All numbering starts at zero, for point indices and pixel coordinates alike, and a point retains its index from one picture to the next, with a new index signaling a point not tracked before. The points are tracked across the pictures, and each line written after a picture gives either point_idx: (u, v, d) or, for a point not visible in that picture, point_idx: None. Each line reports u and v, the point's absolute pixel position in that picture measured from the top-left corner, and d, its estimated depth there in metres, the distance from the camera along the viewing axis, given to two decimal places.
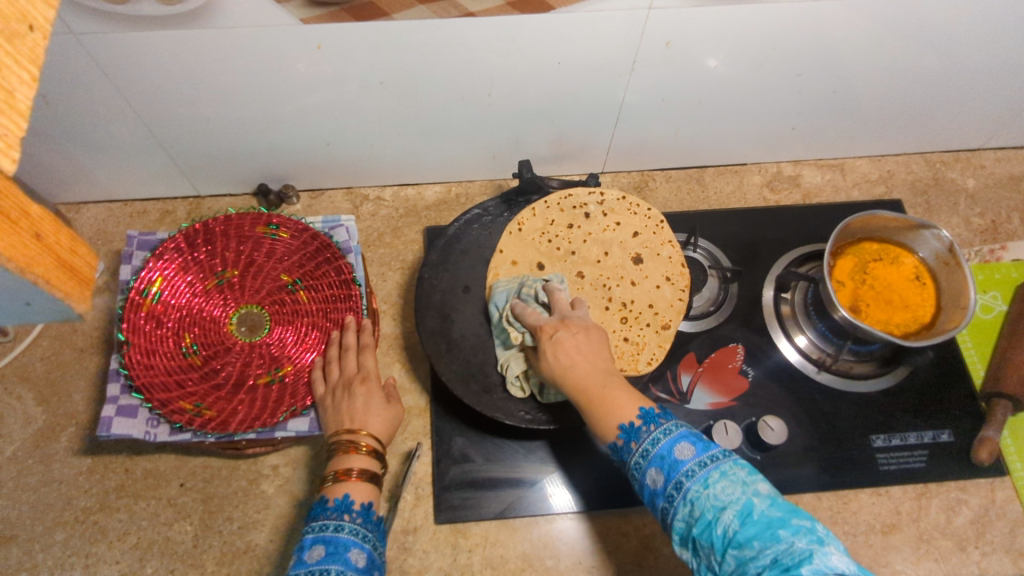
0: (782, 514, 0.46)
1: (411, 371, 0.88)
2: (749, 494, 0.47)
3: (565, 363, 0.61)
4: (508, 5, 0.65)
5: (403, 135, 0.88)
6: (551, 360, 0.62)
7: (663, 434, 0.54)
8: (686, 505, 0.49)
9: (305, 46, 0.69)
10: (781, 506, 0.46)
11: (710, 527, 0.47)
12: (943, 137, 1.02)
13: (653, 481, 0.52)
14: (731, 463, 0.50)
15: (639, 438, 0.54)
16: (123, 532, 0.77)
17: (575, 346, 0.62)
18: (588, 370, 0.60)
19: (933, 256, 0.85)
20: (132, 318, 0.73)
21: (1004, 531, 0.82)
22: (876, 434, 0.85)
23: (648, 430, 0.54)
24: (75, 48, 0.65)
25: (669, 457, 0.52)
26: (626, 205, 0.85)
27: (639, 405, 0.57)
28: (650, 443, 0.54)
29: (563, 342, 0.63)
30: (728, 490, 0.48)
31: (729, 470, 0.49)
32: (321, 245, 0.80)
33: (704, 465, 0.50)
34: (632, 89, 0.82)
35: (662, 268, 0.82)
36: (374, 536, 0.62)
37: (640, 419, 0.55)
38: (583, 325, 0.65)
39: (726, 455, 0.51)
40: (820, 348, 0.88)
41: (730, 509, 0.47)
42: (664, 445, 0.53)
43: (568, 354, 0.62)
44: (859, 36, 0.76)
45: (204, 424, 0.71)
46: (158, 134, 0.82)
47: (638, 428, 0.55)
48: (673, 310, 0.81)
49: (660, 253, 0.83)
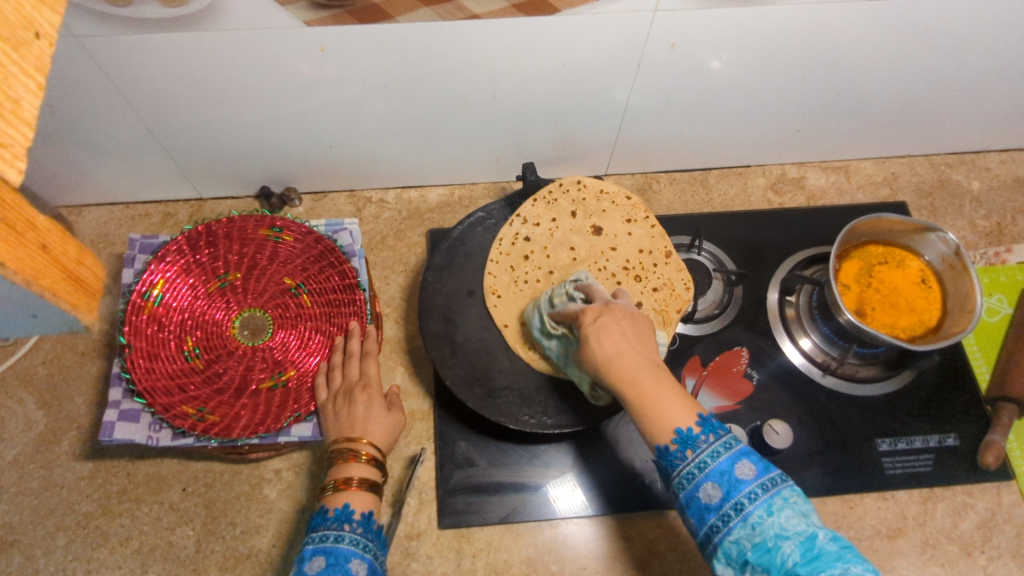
0: (842, 549, 0.46)
1: (414, 375, 0.88)
2: (811, 526, 0.47)
3: (610, 350, 0.58)
4: (513, 7, 0.65)
5: (407, 137, 0.88)
6: (596, 347, 0.59)
7: (723, 449, 0.52)
8: (744, 527, 0.48)
9: (308, 49, 0.68)
10: (838, 539, 0.47)
11: (768, 553, 0.46)
12: (948, 139, 1.02)
13: (707, 496, 0.51)
14: (790, 489, 0.50)
15: (696, 448, 0.52)
16: (125, 537, 0.76)
17: (621, 332, 0.60)
18: (633, 359, 0.57)
19: (940, 259, 0.84)
20: (134, 321, 0.73)
21: (1010, 535, 0.81)
22: (882, 438, 0.85)
23: (707, 441, 0.52)
24: (76, 50, 0.64)
25: (729, 475, 0.51)
26: (563, 196, 0.85)
27: (696, 411, 0.54)
28: (709, 456, 0.52)
29: (606, 327, 0.60)
30: (792, 520, 0.47)
31: (789, 498, 0.49)
32: (325, 249, 0.79)
33: (766, 488, 0.49)
34: (637, 91, 0.82)
35: (618, 215, 0.84)
36: (375, 545, 0.62)
37: (699, 426, 0.53)
38: (628, 312, 0.63)
39: (786, 480, 0.50)
40: (825, 350, 0.87)
41: (793, 538, 0.46)
42: (724, 461, 0.51)
43: (613, 340, 0.59)
44: (866, 38, 0.76)
45: (208, 429, 0.71)
46: (160, 136, 0.82)
47: (696, 437, 0.53)
48: (656, 237, 0.83)
49: (614, 215, 0.84)
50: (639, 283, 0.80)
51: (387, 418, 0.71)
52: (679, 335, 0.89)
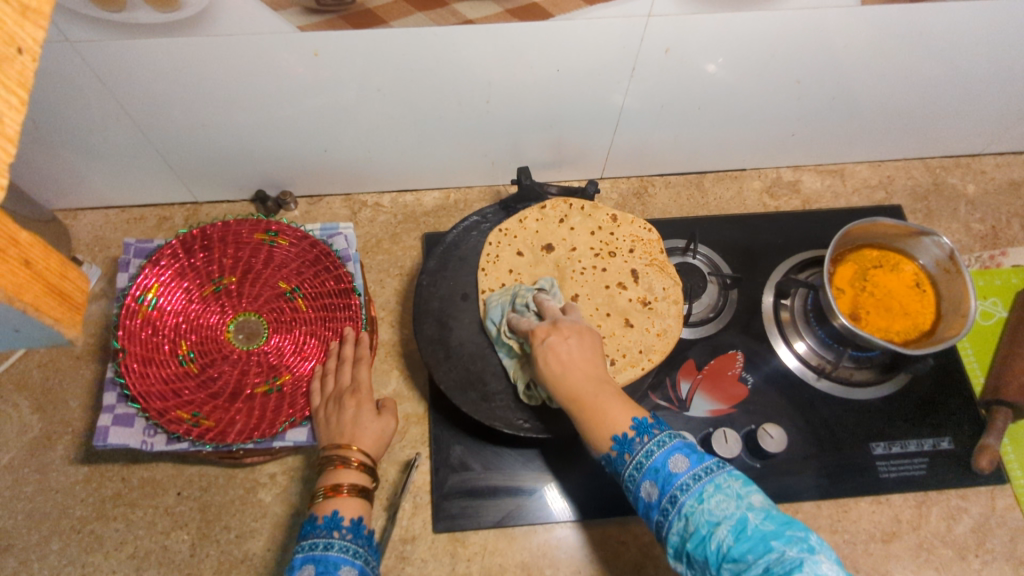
0: (777, 527, 0.45)
1: (409, 379, 0.88)
2: (743, 507, 0.47)
3: (556, 369, 0.60)
4: (507, 12, 0.65)
5: (401, 142, 0.88)
6: (544, 368, 0.60)
7: (657, 446, 0.53)
8: (681, 519, 0.49)
9: (302, 53, 0.68)
10: (774, 517, 0.46)
11: (704, 542, 0.47)
12: (943, 143, 1.02)
13: (648, 494, 0.52)
14: (725, 475, 0.50)
15: (633, 450, 0.54)
16: (120, 542, 0.76)
17: (566, 352, 0.61)
18: (580, 377, 0.59)
19: (935, 263, 0.85)
20: (128, 325, 0.73)
21: (1004, 538, 0.81)
22: (876, 442, 0.85)
23: (642, 441, 0.54)
24: (70, 55, 0.64)
25: (664, 469, 0.52)
26: (500, 237, 0.83)
27: (631, 416, 0.56)
28: (644, 455, 0.53)
29: (555, 346, 0.61)
30: (723, 504, 0.48)
31: (723, 483, 0.49)
32: (321, 253, 0.79)
33: (698, 479, 0.50)
34: (632, 95, 0.82)
35: (551, 223, 0.84)
36: (366, 551, 0.62)
37: (633, 429, 0.55)
38: (576, 328, 0.64)
39: (721, 467, 0.51)
40: (820, 354, 0.87)
41: (725, 523, 0.47)
42: (659, 457, 0.53)
43: (561, 361, 0.60)
44: (861, 42, 0.76)
45: (203, 434, 0.71)
46: (155, 141, 0.82)
47: (631, 440, 0.55)
48: (592, 213, 0.85)
49: (547, 228, 0.84)
50: (632, 278, 0.81)
51: (379, 421, 0.71)
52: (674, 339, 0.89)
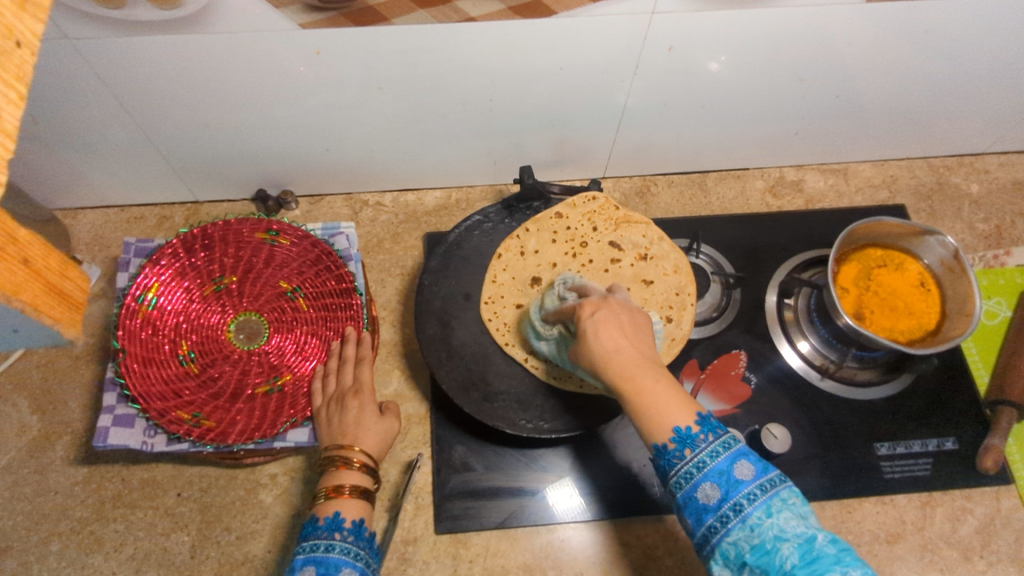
0: (841, 553, 0.46)
1: (411, 379, 0.87)
2: (808, 527, 0.47)
3: (608, 345, 0.58)
4: (509, 9, 0.65)
5: (403, 141, 0.87)
6: (594, 344, 0.59)
7: (722, 449, 0.52)
8: (743, 528, 0.48)
9: (304, 50, 0.68)
10: (836, 541, 0.46)
11: (767, 555, 0.46)
12: (946, 142, 1.01)
13: (705, 496, 0.51)
14: (789, 491, 0.50)
15: (695, 447, 0.52)
16: (120, 543, 0.76)
17: (617, 328, 0.60)
18: (633, 358, 0.57)
19: (939, 262, 0.84)
20: (128, 325, 0.72)
21: (1009, 540, 0.81)
22: (880, 442, 0.85)
23: (706, 441, 0.53)
24: (69, 52, 0.64)
25: (728, 475, 0.51)
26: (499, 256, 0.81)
27: (695, 411, 0.55)
28: (707, 456, 0.52)
29: (605, 323, 0.60)
30: (791, 521, 0.47)
31: (789, 499, 0.49)
32: (322, 252, 0.79)
33: (766, 490, 0.49)
34: (635, 93, 0.81)
35: (546, 233, 0.82)
36: (367, 553, 0.61)
37: (698, 426, 0.53)
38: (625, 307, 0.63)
39: (784, 480, 0.51)
40: (823, 354, 0.87)
41: (791, 540, 0.46)
42: (723, 461, 0.51)
43: (610, 338, 0.59)
44: (865, 41, 0.76)
45: (203, 435, 0.70)
46: (155, 139, 0.81)
47: (694, 436, 0.53)
48: (585, 213, 0.83)
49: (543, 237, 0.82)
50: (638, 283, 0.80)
51: (381, 421, 0.71)
52: None
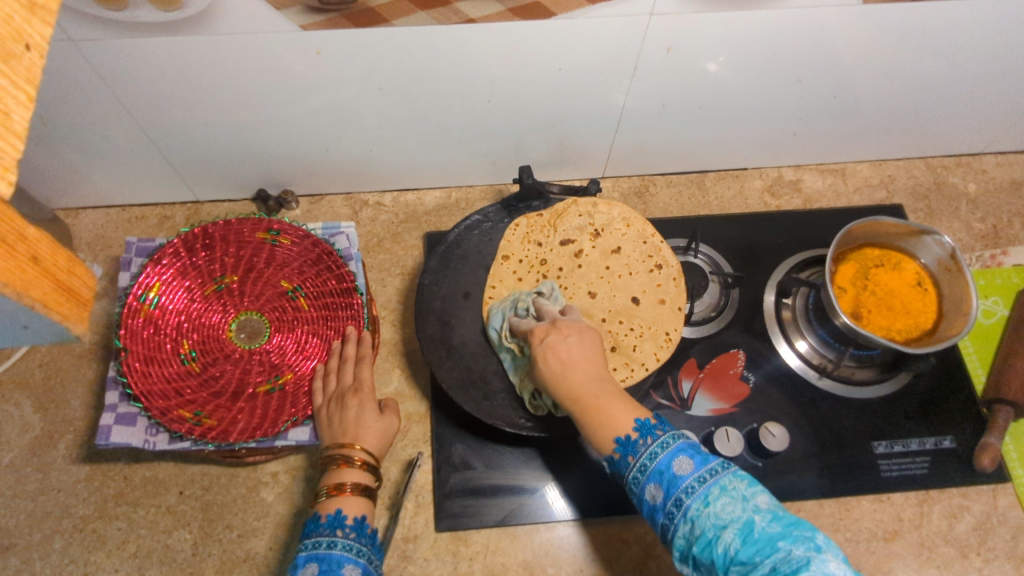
0: (783, 530, 0.45)
1: (411, 378, 0.88)
2: (749, 510, 0.47)
3: (556, 368, 0.60)
4: (509, 11, 0.65)
5: (403, 141, 0.88)
6: (543, 367, 0.60)
7: (660, 448, 0.53)
8: (686, 522, 0.49)
9: (305, 51, 0.68)
10: (779, 518, 0.47)
11: (710, 546, 0.47)
12: (943, 142, 1.02)
13: (652, 497, 0.52)
14: (729, 476, 0.50)
15: (636, 452, 0.54)
16: (122, 541, 0.76)
17: (566, 352, 0.61)
18: (582, 377, 0.58)
19: (935, 262, 0.85)
20: (129, 324, 0.73)
21: (1006, 537, 0.82)
22: (878, 440, 0.85)
23: (645, 443, 0.54)
24: (72, 54, 0.64)
25: (668, 472, 0.52)
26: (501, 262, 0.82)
27: (635, 415, 0.56)
28: (647, 458, 0.53)
29: (555, 346, 0.61)
30: (729, 507, 0.48)
31: (728, 485, 0.49)
32: (323, 252, 0.79)
33: (704, 480, 0.50)
34: (634, 94, 0.82)
35: (541, 233, 0.83)
36: (369, 549, 0.62)
37: (636, 431, 0.54)
38: (576, 327, 0.64)
39: (725, 467, 0.51)
40: (821, 353, 0.87)
41: (731, 526, 0.47)
42: (662, 460, 0.52)
43: (560, 360, 0.60)
44: (862, 42, 0.76)
45: (204, 434, 0.71)
46: (157, 140, 0.82)
47: (634, 442, 0.54)
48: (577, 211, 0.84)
49: (540, 236, 0.83)
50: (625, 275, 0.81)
51: (379, 420, 0.71)
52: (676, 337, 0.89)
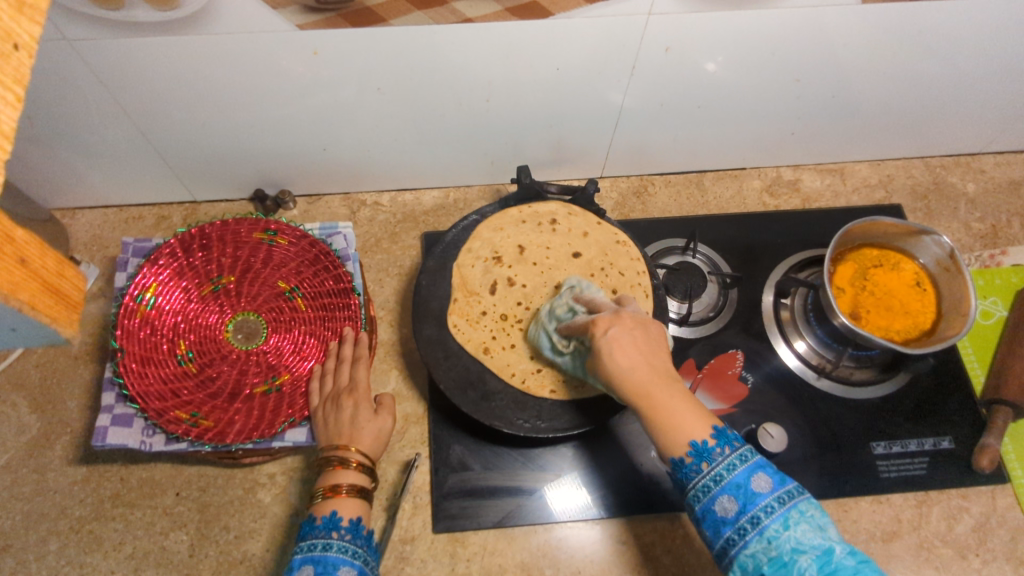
0: (859, 565, 0.47)
1: (409, 379, 0.87)
2: (828, 539, 0.48)
3: (623, 366, 0.57)
4: (507, 11, 0.65)
5: (401, 141, 0.88)
6: (610, 364, 0.58)
7: (739, 461, 0.52)
8: (760, 541, 0.49)
9: (302, 51, 0.68)
10: (853, 552, 0.48)
11: (785, 568, 0.47)
12: (942, 142, 1.02)
13: (723, 508, 0.51)
14: (807, 503, 0.50)
15: (712, 461, 0.53)
16: (118, 542, 0.76)
17: (633, 347, 0.59)
18: (648, 375, 0.57)
19: (934, 262, 0.85)
20: (126, 324, 0.73)
21: (1005, 538, 0.81)
22: (876, 441, 0.85)
23: (723, 453, 0.53)
24: (67, 53, 0.64)
25: (745, 487, 0.51)
26: (459, 297, 0.81)
27: (710, 424, 0.54)
28: (724, 469, 0.52)
29: (619, 341, 0.59)
30: (808, 534, 0.48)
31: (806, 511, 0.50)
32: (320, 252, 0.79)
33: (783, 502, 0.50)
34: (631, 93, 0.82)
35: (486, 252, 0.83)
36: (365, 551, 0.62)
37: (714, 439, 0.53)
38: (638, 319, 0.62)
39: (802, 493, 0.51)
40: (819, 353, 0.88)
41: (809, 553, 0.47)
42: (740, 473, 0.52)
43: (628, 355, 0.58)
44: (862, 41, 0.76)
45: (202, 434, 0.70)
46: (153, 139, 0.81)
47: (710, 449, 0.53)
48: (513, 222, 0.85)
49: (485, 260, 0.83)
50: (588, 277, 0.81)
51: (376, 420, 0.71)
52: (675, 338, 0.89)
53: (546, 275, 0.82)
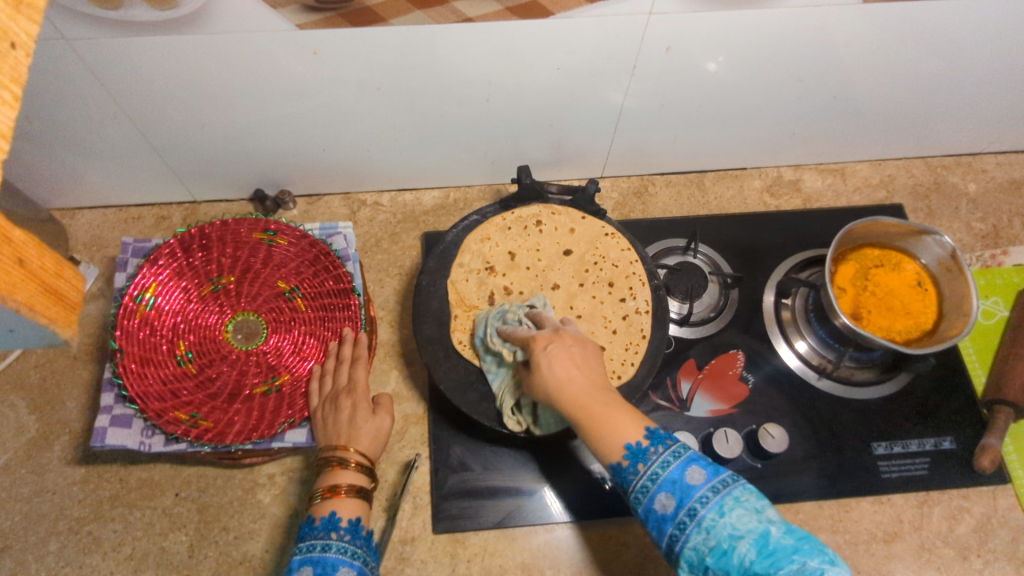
0: (797, 543, 0.45)
1: (409, 379, 0.87)
2: (763, 522, 0.47)
3: (560, 377, 0.58)
4: (507, 10, 0.64)
5: (400, 141, 0.87)
6: (547, 375, 0.58)
7: (672, 457, 0.53)
8: (699, 533, 0.48)
9: (301, 51, 0.68)
10: (793, 531, 0.47)
11: (725, 556, 0.46)
12: (943, 141, 1.01)
13: (662, 506, 0.51)
14: (743, 489, 0.50)
15: (647, 460, 0.53)
16: (118, 543, 0.76)
17: (570, 360, 0.59)
18: (583, 387, 0.57)
19: (936, 262, 0.84)
20: (125, 325, 0.72)
21: (1006, 538, 0.81)
22: (877, 441, 0.85)
23: (657, 452, 0.53)
24: (67, 53, 0.64)
25: (681, 482, 0.51)
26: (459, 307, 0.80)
27: (644, 425, 0.55)
28: (659, 466, 0.53)
29: (556, 355, 0.59)
30: (744, 519, 0.47)
31: (742, 497, 0.49)
32: (320, 252, 0.79)
33: (718, 491, 0.50)
34: (632, 93, 0.81)
35: (479, 261, 0.83)
36: (365, 552, 0.61)
37: (647, 439, 0.54)
38: (577, 337, 0.62)
39: (738, 480, 0.51)
40: (821, 353, 0.87)
41: (747, 537, 0.46)
42: (675, 469, 0.52)
43: (567, 369, 0.58)
44: (863, 41, 0.76)
45: (201, 435, 0.70)
46: (153, 140, 0.81)
47: (645, 449, 0.54)
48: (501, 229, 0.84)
49: (478, 271, 0.82)
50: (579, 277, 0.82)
51: (375, 420, 0.71)
52: (675, 338, 0.89)
53: (540, 279, 0.82)
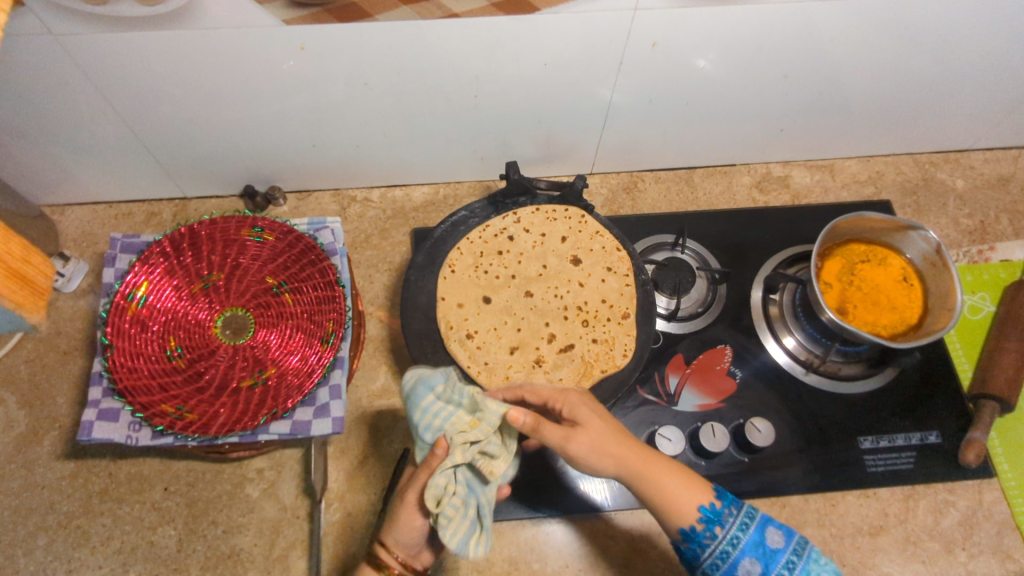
0: None
1: (397, 374, 0.88)
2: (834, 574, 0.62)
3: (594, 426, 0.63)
4: (492, 6, 0.65)
5: (389, 138, 0.88)
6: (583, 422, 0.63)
7: (749, 521, 0.63)
8: None
9: (288, 48, 0.68)
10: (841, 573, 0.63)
11: None
12: (931, 137, 1.02)
13: (748, 569, 0.61)
14: (809, 546, 0.63)
15: (725, 524, 0.63)
16: (106, 537, 0.76)
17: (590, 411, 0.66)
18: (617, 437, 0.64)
19: (921, 257, 0.85)
20: (116, 322, 0.73)
21: (991, 532, 0.82)
22: (864, 435, 0.85)
23: (733, 515, 0.63)
24: (54, 48, 0.64)
25: (763, 544, 0.62)
26: (450, 305, 0.81)
27: (709, 487, 0.65)
28: (738, 530, 0.63)
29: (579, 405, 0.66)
30: None
31: (813, 557, 0.63)
32: (305, 247, 0.79)
33: (798, 554, 0.62)
34: (620, 89, 0.82)
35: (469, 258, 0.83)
36: None
37: (720, 502, 0.64)
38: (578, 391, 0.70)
39: (803, 539, 0.64)
40: (808, 349, 0.88)
41: None
42: (754, 532, 0.63)
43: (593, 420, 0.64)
44: (850, 37, 0.76)
45: (186, 427, 0.70)
46: (143, 136, 0.82)
47: (721, 513, 0.63)
48: (494, 223, 0.86)
49: (472, 266, 0.83)
50: (573, 264, 0.84)
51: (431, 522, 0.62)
52: (662, 334, 0.89)
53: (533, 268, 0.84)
